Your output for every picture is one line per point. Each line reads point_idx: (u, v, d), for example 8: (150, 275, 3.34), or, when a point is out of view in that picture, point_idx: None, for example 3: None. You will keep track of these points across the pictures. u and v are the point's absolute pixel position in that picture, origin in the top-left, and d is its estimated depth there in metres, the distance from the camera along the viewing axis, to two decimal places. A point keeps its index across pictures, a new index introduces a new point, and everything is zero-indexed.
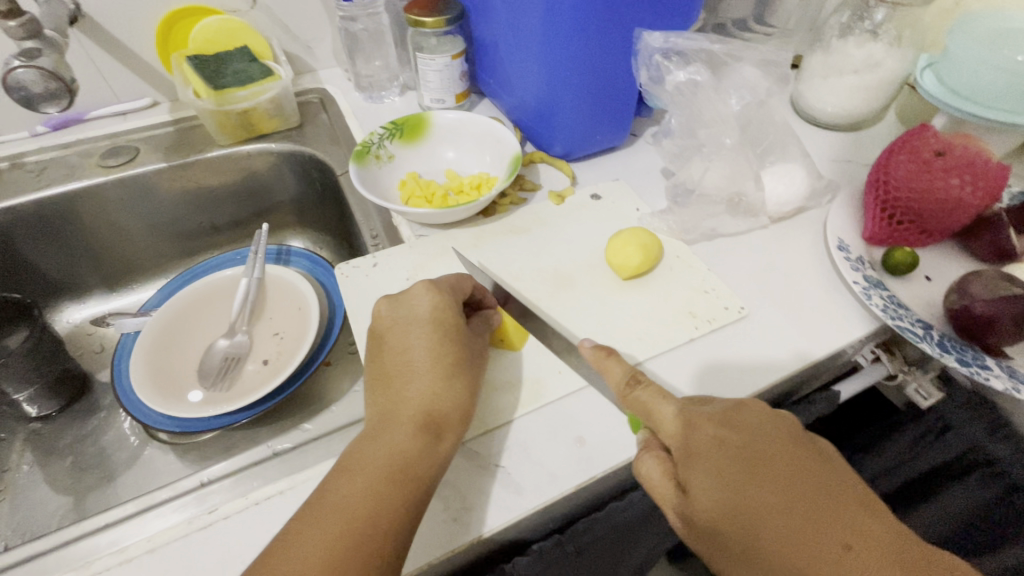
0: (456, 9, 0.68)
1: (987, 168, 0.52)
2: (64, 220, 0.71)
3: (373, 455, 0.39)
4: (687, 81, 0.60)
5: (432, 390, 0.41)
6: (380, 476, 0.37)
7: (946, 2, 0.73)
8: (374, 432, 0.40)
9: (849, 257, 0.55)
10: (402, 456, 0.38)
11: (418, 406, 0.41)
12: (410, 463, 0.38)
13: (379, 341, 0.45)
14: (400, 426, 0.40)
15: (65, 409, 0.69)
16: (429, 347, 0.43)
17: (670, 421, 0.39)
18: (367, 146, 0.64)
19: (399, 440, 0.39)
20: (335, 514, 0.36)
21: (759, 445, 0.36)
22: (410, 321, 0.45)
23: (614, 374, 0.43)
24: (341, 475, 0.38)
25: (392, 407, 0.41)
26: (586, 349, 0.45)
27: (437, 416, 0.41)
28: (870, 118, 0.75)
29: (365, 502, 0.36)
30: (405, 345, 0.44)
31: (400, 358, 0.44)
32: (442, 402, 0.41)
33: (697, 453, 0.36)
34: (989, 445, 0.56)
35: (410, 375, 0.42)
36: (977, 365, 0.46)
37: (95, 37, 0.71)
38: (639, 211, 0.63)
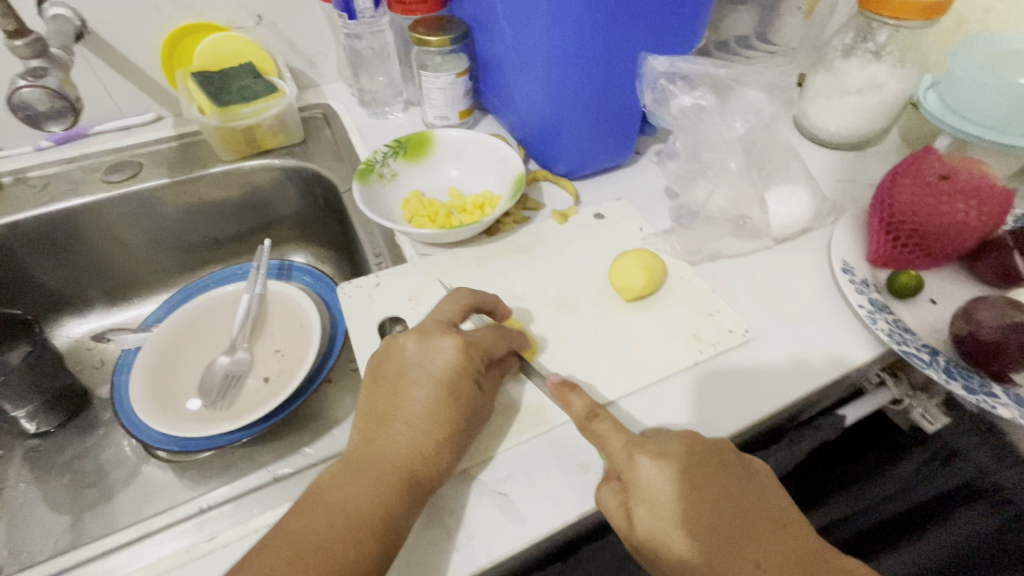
0: (461, 28, 0.69)
1: (990, 193, 0.53)
2: (67, 235, 0.71)
3: (353, 498, 0.39)
4: (692, 106, 0.61)
5: (424, 447, 0.40)
6: (357, 525, 0.37)
7: (949, 23, 0.74)
8: (359, 474, 0.40)
9: (854, 280, 0.55)
10: (382, 508, 0.38)
11: (398, 464, 0.40)
12: (388, 517, 0.38)
13: (385, 378, 0.44)
14: (385, 476, 0.39)
15: (64, 426, 0.69)
16: (423, 399, 0.42)
17: (614, 445, 0.39)
18: (370, 164, 0.64)
19: (381, 490, 0.39)
20: (311, 554, 0.36)
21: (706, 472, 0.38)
22: (421, 370, 0.43)
23: (573, 404, 0.41)
24: (320, 512, 0.38)
25: (381, 453, 0.41)
26: (550, 381, 0.43)
27: (415, 477, 0.40)
28: (874, 138, 0.75)
29: (341, 549, 0.36)
30: (407, 392, 0.43)
31: (399, 404, 0.42)
32: (424, 462, 0.40)
33: (651, 491, 0.37)
34: (997, 470, 0.58)
35: (405, 425, 0.41)
36: (984, 393, 0.46)
37: (100, 53, 0.72)
38: (643, 232, 0.62)
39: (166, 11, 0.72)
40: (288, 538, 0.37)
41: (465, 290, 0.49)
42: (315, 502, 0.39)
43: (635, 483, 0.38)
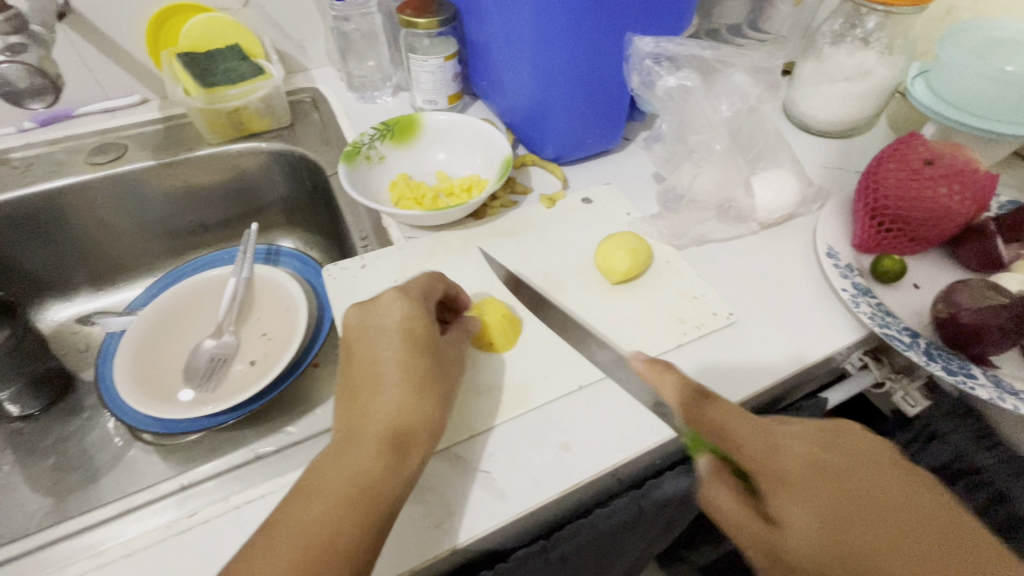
0: (449, 11, 0.68)
1: (975, 176, 0.53)
2: (50, 217, 0.70)
3: (339, 471, 0.38)
4: (678, 86, 0.60)
5: (401, 406, 0.40)
6: (343, 496, 0.36)
7: (938, 11, 0.74)
8: (338, 449, 0.39)
9: (838, 265, 0.55)
10: (368, 475, 0.37)
11: (381, 422, 0.40)
12: (375, 481, 0.37)
13: (348, 354, 0.44)
14: (366, 444, 0.39)
15: (48, 409, 0.68)
16: (388, 357, 0.42)
17: (755, 444, 0.36)
18: (356, 146, 0.63)
19: (363, 457, 0.38)
20: (297, 534, 0.35)
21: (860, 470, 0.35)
22: (379, 333, 0.44)
23: (671, 391, 0.39)
24: (303, 494, 0.37)
25: (360, 421, 0.40)
26: (638, 362, 0.41)
27: (402, 430, 0.40)
28: (862, 125, 0.75)
29: (328, 524, 0.35)
30: (374, 357, 0.43)
31: (367, 371, 0.42)
32: (408, 414, 0.40)
33: (789, 489, 0.35)
34: (975, 453, 0.56)
35: (377, 390, 0.41)
36: (963, 375, 0.47)
37: (83, 32, 0.71)
38: (630, 216, 0.62)
39: None
40: (273, 526, 0.35)
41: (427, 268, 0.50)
42: (297, 487, 0.38)
43: (777, 475, 0.35)
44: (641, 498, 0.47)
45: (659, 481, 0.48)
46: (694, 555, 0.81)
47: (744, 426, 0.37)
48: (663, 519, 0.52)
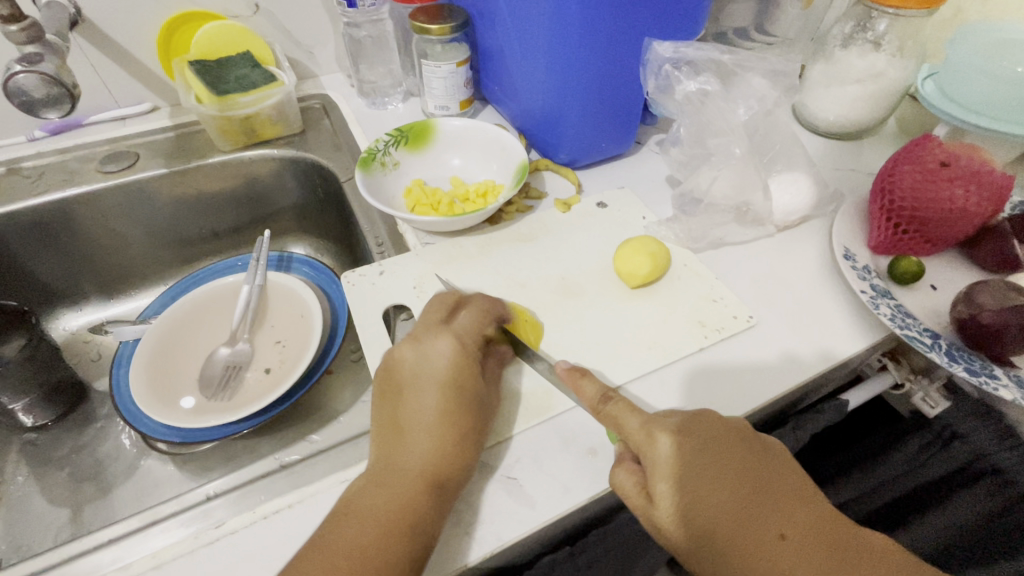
0: (462, 17, 0.68)
1: (991, 178, 0.53)
2: (62, 226, 0.70)
3: (382, 506, 0.38)
4: (697, 91, 0.60)
5: (446, 451, 0.40)
6: (388, 532, 0.37)
7: (947, 13, 0.74)
8: (380, 483, 0.39)
9: (856, 266, 0.56)
10: (411, 514, 0.37)
11: (422, 463, 0.39)
12: (417, 519, 0.37)
13: (394, 386, 0.44)
14: (406, 479, 0.39)
15: (61, 419, 0.68)
16: (432, 399, 0.42)
17: (656, 431, 0.38)
18: (372, 153, 0.64)
19: (404, 493, 0.38)
20: (345, 562, 0.35)
21: (730, 451, 0.38)
22: (424, 376, 0.43)
23: (586, 392, 0.42)
24: (348, 523, 0.37)
25: (401, 460, 0.40)
26: (558, 368, 0.44)
27: (442, 474, 0.39)
28: (872, 127, 0.75)
29: (373, 559, 0.35)
30: (416, 398, 0.42)
31: (413, 410, 0.42)
32: (447, 458, 0.40)
33: (665, 468, 0.37)
34: (996, 453, 0.58)
35: (419, 431, 0.41)
36: (986, 375, 0.47)
37: (95, 41, 0.71)
38: (646, 220, 0.62)
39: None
40: (319, 550, 0.36)
41: (485, 298, 0.50)
42: (341, 513, 0.38)
43: (659, 461, 0.37)
44: None
45: None
46: None
47: (635, 417, 0.39)
48: None
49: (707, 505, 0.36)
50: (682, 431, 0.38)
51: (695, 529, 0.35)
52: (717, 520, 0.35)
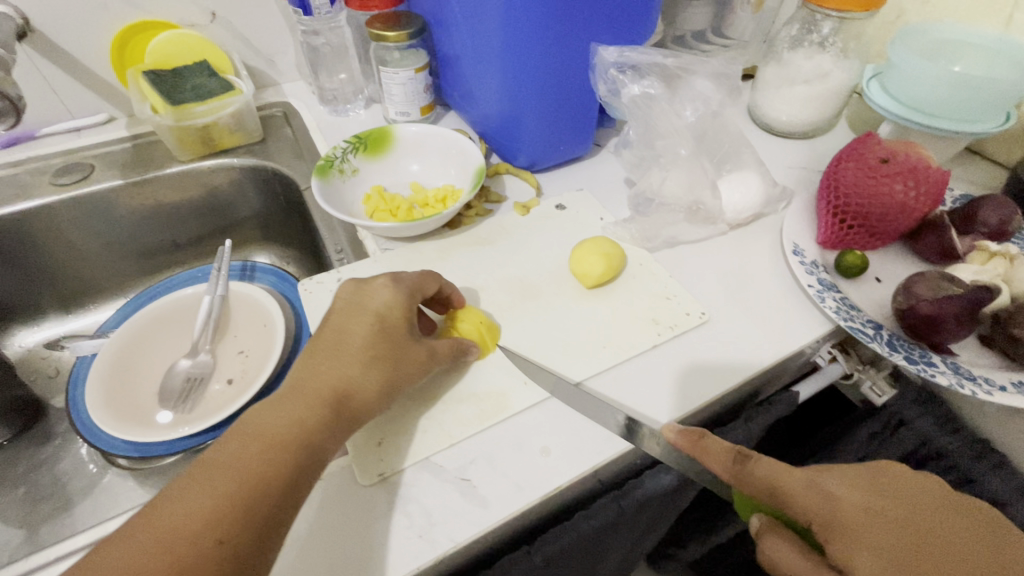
0: (418, 23, 0.68)
1: (928, 173, 0.55)
2: (15, 241, 0.69)
3: (278, 420, 0.38)
4: (643, 94, 0.62)
5: (348, 370, 0.41)
6: (274, 442, 0.36)
7: (889, 15, 0.77)
8: (275, 400, 0.39)
9: (804, 262, 0.57)
10: (300, 426, 0.38)
11: (328, 381, 0.40)
12: (308, 432, 0.38)
13: (325, 320, 0.46)
14: (305, 398, 0.39)
15: (16, 438, 0.66)
16: (359, 331, 0.43)
17: (842, 497, 0.36)
18: (329, 160, 0.64)
19: (301, 409, 0.38)
20: (227, 473, 0.35)
21: (915, 510, 0.36)
22: (361, 309, 0.45)
23: (715, 456, 0.40)
24: (234, 438, 0.37)
25: (306, 377, 0.41)
26: (671, 433, 0.42)
27: (345, 394, 0.40)
28: (823, 126, 0.78)
29: (259, 464, 0.35)
30: (341, 329, 0.44)
31: (331, 337, 0.44)
32: (355, 382, 0.41)
33: (849, 528, 0.35)
34: (941, 438, 0.59)
35: (333, 355, 0.42)
36: (924, 363, 0.49)
37: (45, 51, 0.70)
38: (603, 221, 0.64)
39: (114, 9, 0.70)
40: (209, 464, 0.35)
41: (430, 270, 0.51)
42: (229, 431, 0.38)
43: (841, 523, 0.35)
44: (621, 498, 0.48)
45: (638, 480, 0.49)
46: (679, 552, 0.82)
47: (794, 476, 0.37)
48: (643, 519, 0.52)
49: (859, 500, 0.36)
50: (862, 485, 0.37)
51: (829, 513, 0.36)
52: None
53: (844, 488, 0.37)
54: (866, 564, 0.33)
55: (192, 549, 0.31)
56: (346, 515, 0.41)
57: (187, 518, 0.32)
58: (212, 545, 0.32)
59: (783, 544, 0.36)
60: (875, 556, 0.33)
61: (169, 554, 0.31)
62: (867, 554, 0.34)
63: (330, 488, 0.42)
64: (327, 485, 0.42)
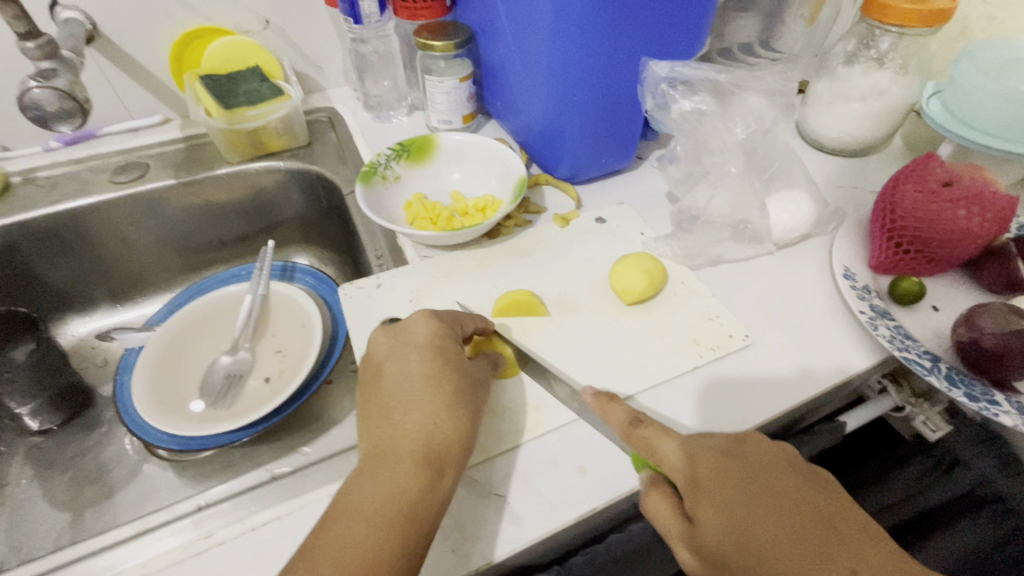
0: (465, 34, 0.69)
1: (994, 199, 0.52)
2: (73, 234, 0.72)
3: (375, 493, 0.39)
4: (693, 110, 0.61)
5: (427, 422, 0.41)
6: (381, 521, 0.37)
7: (953, 31, 0.74)
8: (369, 468, 0.40)
9: (855, 286, 0.55)
10: (402, 496, 0.38)
11: (419, 439, 0.41)
12: (412, 499, 0.38)
13: (377, 371, 0.46)
14: (400, 461, 0.40)
15: (66, 423, 0.69)
16: (424, 372, 0.44)
17: (703, 458, 0.38)
18: (373, 167, 0.65)
19: (400, 476, 0.39)
20: (336, 563, 0.35)
21: (771, 477, 0.38)
22: (411, 348, 0.46)
23: (615, 415, 0.43)
24: (337, 520, 0.38)
25: (395, 437, 0.41)
26: (586, 393, 0.44)
27: (437, 448, 0.40)
28: (877, 144, 0.75)
29: (368, 548, 0.36)
30: (403, 372, 0.44)
31: (394, 385, 0.44)
32: (443, 431, 0.41)
33: (707, 491, 0.37)
34: (1000, 481, 0.59)
35: (408, 406, 0.42)
36: (986, 401, 0.46)
37: (110, 55, 0.73)
38: (644, 236, 0.63)
39: (175, 15, 0.73)
40: (318, 557, 0.36)
41: (453, 313, 0.50)
42: (330, 513, 0.39)
43: (704, 486, 0.37)
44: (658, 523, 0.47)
45: None
46: None
47: (666, 439, 0.40)
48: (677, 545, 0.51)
49: (719, 462, 0.38)
50: (728, 453, 0.39)
51: (691, 474, 0.38)
52: (770, 546, 0.35)
53: (706, 448, 0.39)
54: (713, 519, 0.36)
55: None
56: None
57: None
58: None
59: (660, 500, 0.38)
60: (720, 513, 0.36)
61: None
62: (716, 511, 0.36)
63: None
64: None
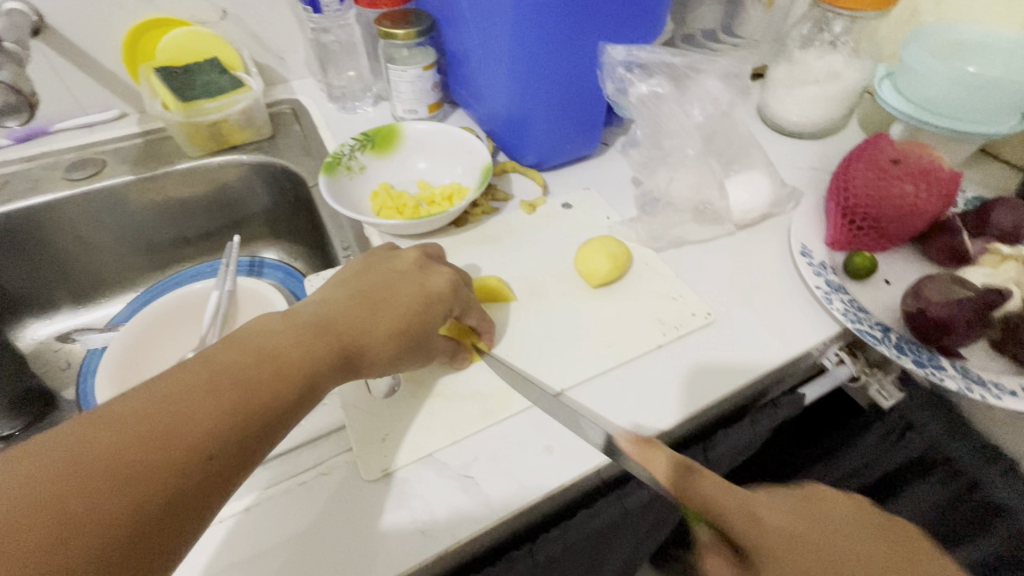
0: (427, 22, 0.68)
1: (939, 175, 0.54)
2: (27, 234, 0.70)
3: (286, 344, 0.36)
4: (650, 94, 0.62)
5: (375, 329, 0.40)
6: (273, 376, 0.34)
7: (903, 15, 0.76)
8: (295, 324, 0.38)
9: (812, 263, 0.57)
10: (303, 372, 0.35)
11: (355, 335, 0.39)
12: (308, 385, 0.35)
13: (367, 275, 0.44)
14: (324, 341, 0.38)
15: (28, 428, 0.67)
16: (405, 302, 0.43)
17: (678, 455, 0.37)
18: (337, 157, 0.64)
19: (315, 352, 0.37)
20: (222, 377, 0.32)
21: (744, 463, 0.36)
22: (407, 277, 0.45)
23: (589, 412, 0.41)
24: (234, 344, 0.35)
25: (339, 323, 0.39)
26: None
27: (360, 351, 0.39)
28: (833, 127, 0.77)
29: (256, 380, 0.33)
30: (385, 285, 0.43)
31: (377, 295, 0.42)
32: (375, 343, 0.40)
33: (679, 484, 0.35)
34: (948, 444, 0.63)
35: (369, 311, 0.41)
36: (933, 366, 0.48)
37: (59, 48, 0.70)
38: (609, 220, 0.63)
39: (128, 6, 0.71)
40: (207, 360, 0.33)
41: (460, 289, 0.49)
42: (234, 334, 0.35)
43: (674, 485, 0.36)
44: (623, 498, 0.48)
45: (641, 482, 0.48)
46: (684, 554, 0.81)
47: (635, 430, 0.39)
48: (647, 520, 0.52)
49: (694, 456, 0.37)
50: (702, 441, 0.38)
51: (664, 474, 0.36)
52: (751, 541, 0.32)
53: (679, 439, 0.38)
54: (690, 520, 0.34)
55: (182, 411, 0.30)
56: (347, 510, 0.41)
57: (168, 394, 0.30)
58: (202, 443, 0.30)
59: None
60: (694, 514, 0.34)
61: (179, 393, 0.30)
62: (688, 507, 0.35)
63: (333, 485, 0.42)
64: (331, 481, 0.43)
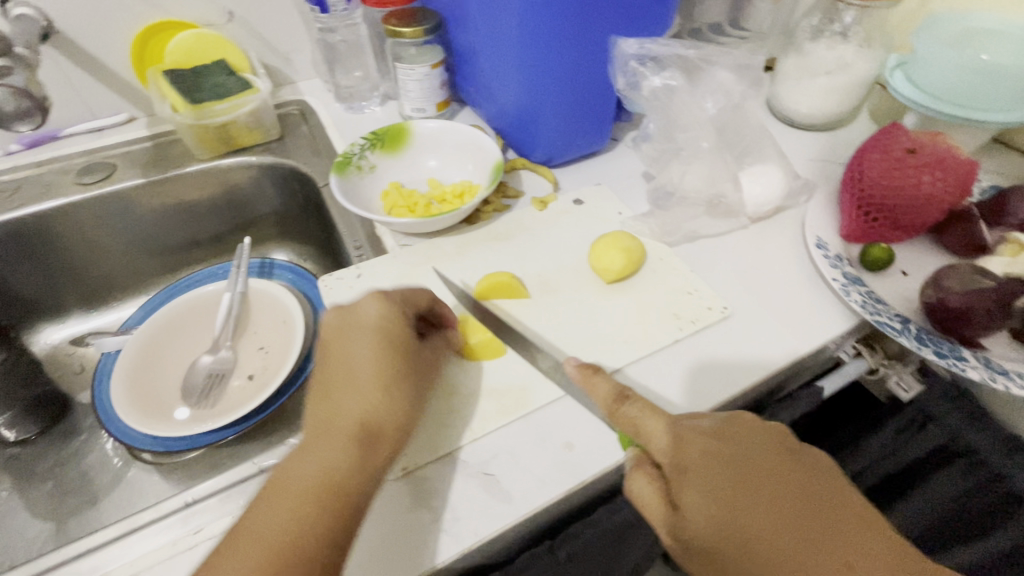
0: (434, 20, 0.68)
1: (956, 164, 0.54)
2: (40, 239, 0.70)
3: (319, 461, 0.39)
4: (663, 86, 0.62)
5: (369, 401, 0.41)
6: (322, 492, 0.37)
7: (913, 4, 0.76)
8: (313, 437, 0.40)
9: (828, 255, 0.56)
10: (337, 475, 0.38)
11: (357, 417, 0.40)
12: (346, 478, 0.38)
13: (334, 347, 0.45)
14: (341, 435, 0.40)
15: (45, 432, 0.67)
16: (378, 356, 0.43)
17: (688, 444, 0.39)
18: (347, 157, 0.64)
19: (340, 453, 0.39)
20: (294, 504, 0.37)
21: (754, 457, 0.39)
22: (364, 330, 0.44)
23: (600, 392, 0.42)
24: (282, 483, 0.38)
25: (338, 418, 0.41)
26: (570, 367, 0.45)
27: (374, 424, 0.40)
28: (844, 118, 0.76)
29: (317, 503, 0.37)
30: (348, 352, 0.43)
31: (351, 362, 0.43)
32: (381, 412, 0.41)
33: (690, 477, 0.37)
34: (969, 434, 0.61)
35: (352, 388, 0.42)
36: (954, 358, 0.48)
37: (68, 53, 0.71)
38: (622, 215, 0.63)
39: (135, 9, 0.71)
40: (276, 495, 0.38)
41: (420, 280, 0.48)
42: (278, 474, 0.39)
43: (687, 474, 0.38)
44: None
45: None
46: None
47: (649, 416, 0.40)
48: None
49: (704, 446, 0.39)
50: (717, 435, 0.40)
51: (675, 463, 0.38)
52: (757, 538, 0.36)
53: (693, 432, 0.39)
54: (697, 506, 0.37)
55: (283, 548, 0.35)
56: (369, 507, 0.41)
57: (265, 540, 0.35)
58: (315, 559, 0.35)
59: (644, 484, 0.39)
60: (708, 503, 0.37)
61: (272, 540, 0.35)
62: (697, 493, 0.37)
63: None
64: None
